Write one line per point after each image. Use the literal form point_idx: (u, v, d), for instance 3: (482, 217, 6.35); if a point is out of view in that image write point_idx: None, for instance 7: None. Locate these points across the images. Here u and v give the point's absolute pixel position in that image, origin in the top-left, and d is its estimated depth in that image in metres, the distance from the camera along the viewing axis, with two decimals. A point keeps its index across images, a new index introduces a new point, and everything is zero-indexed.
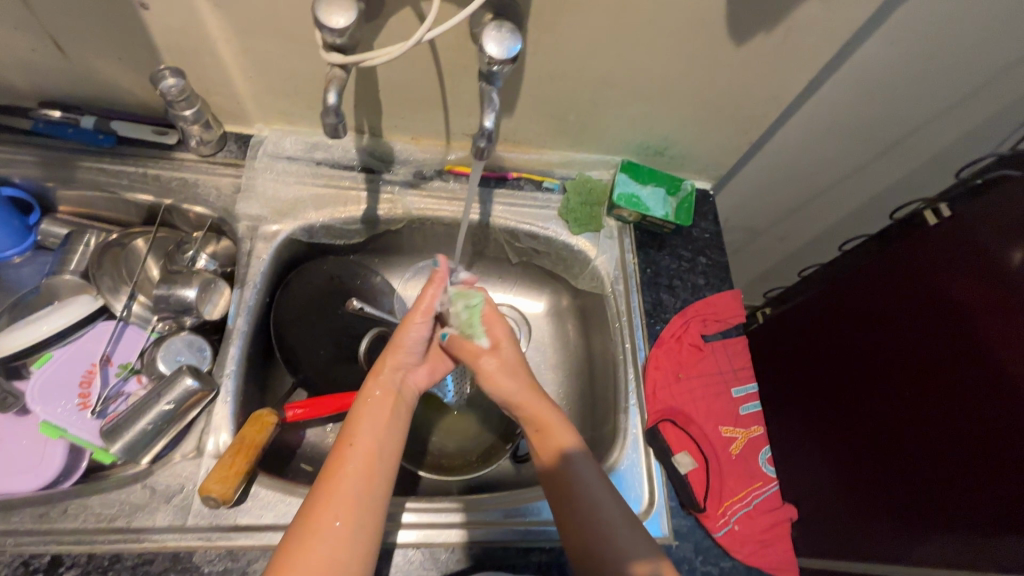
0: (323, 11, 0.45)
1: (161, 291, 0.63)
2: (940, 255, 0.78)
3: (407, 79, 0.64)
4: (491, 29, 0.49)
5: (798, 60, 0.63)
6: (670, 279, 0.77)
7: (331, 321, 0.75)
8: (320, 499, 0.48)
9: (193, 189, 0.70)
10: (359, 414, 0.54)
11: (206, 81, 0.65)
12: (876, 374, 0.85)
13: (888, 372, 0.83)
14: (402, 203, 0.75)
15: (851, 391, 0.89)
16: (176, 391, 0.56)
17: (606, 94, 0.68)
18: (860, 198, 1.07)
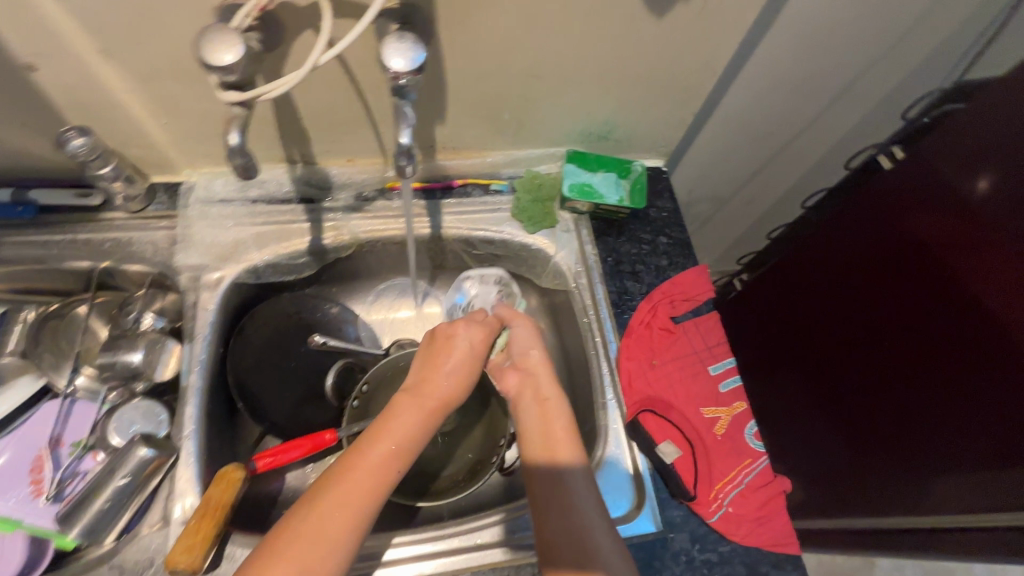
0: (208, 50, 0.42)
1: (106, 358, 0.60)
2: (904, 197, 0.75)
3: (328, 102, 0.62)
4: (392, 40, 0.46)
5: (724, 24, 0.61)
6: (633, 265, 0.75)
7: (293, 360, 0.73)
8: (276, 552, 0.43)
9: (127, 248, 0.67)
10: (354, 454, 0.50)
11: (119, 135, 0.62)
12: (863, 325, 0.83)
13: (879, 321, 0.81)
14: (347, 228, 0.73)
15: (841, 345, 0.88)
16: (130, 464, 0.53)
17: (535, 87, 0.66)
18: (820, 149, 1.05)
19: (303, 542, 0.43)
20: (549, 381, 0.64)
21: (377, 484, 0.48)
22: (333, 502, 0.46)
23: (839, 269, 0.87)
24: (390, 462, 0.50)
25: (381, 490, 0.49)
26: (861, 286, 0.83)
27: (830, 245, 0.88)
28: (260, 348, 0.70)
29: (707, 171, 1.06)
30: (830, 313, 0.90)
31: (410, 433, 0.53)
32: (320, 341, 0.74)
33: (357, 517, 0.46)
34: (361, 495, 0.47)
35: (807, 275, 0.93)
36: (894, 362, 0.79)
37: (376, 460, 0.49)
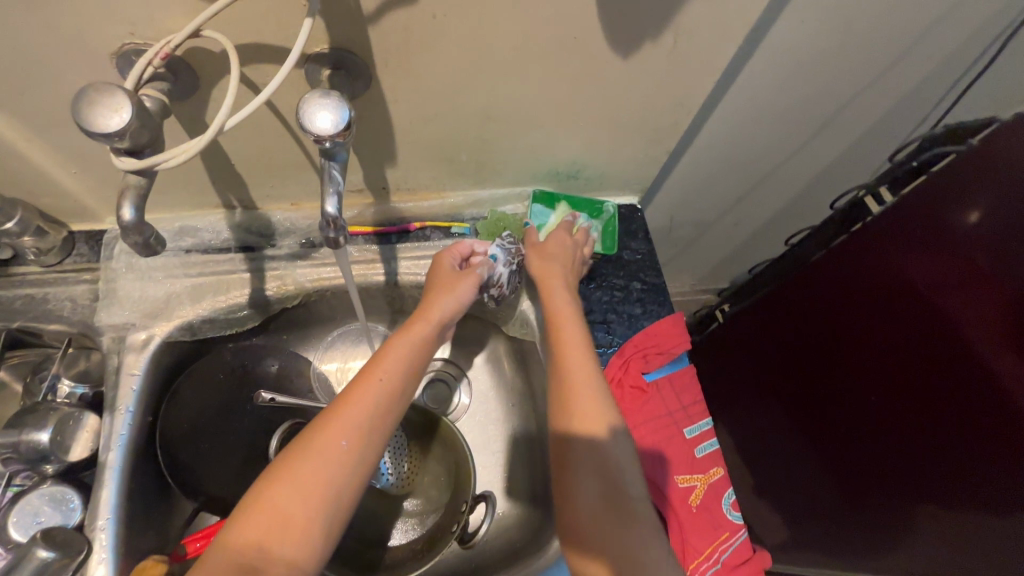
0: (87, 113, 0.36)
1: (8, 437, 0.53)
2: (899, 241, 0.70)
3: (262, 148, 0.56)
4: (314, 96, 0.41)
5: (696, 63, 0.56)
6: (604, 314, 0.70)
7: (234, 422, 0.66)
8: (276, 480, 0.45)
9: (42, 306, 0.60)
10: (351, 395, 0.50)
11: (25, 185, 0.55)
12: (850, 368, 0.79)
13: (864, 361, 0.77)
14: (292, 277, 0.66)
15: (827, 387, 0.83)
16: (26, 569, 0.47)
17: (493, 128, 0.60)
18: (804, 176, 1.01)
19: (263, 520, 0.44)
20: (563, 298, 0.62)
21: (348, 455, 0.47)
22: (293, 478, 0.45)
23: (825, 308, 0.82)
24: (361, 432, 0.49)
25: (356, 459, 0.48)
26: (846, 326, 0.79)
27: (810, 281, 0.84)
28: (195, 412, 0.64)
29: (687, 198, 1.01)
30: (815, 352, 0.85)
31: (383, 392, 0.51)
32: (265, 399, 0.67)
33: (327, 493, 0.46)
34: (329, 467, 0.46)
35: (794, 312, 0.88)
36: (884, 407, 0.75)
37: (341, 430, 0.48)
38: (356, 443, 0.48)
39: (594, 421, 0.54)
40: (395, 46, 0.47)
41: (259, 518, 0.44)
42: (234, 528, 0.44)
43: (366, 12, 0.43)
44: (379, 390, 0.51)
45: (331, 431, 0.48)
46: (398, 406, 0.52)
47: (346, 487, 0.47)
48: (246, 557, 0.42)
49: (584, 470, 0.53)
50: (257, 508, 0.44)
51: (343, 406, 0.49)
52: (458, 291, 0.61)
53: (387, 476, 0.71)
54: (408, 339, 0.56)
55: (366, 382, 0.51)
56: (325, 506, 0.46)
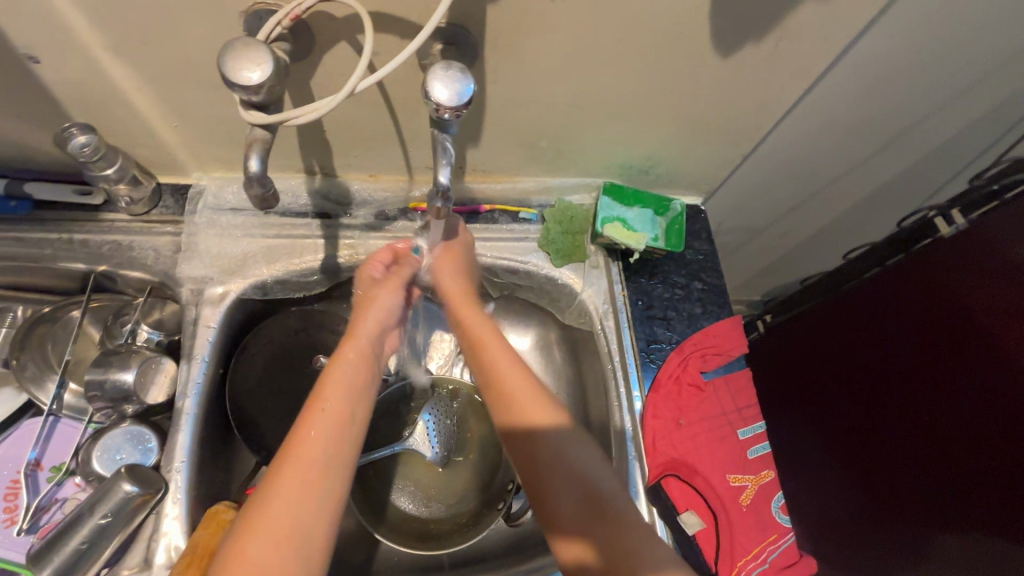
0: (231, 66, 0.38)
1: (94, 376, 0.55)
2: (948, 265, 0.69)
3: (355, 118, 0.57)
4: (438, 68, 0.42)
5: (792, 66, 0.56)
6: (664, 311, 0.70)
7: (297, 383, 0.68)
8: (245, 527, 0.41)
9: (128, 253, 0.62)
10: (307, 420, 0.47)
11: (126, 134, 0.57)
12: (881, 389, 0.77)
13: (897, 382, 0.75)
14: (364, 248, 0.68)
15: (854, 405, 0.82)
16: (112, 501, 0.49)
17: (579, 117, 0.61)
18: (860, 191, 0.98)
19: (244, 573, 0.39)
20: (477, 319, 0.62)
21: (315, 480, 0.44)
22: (266, 526, 0.41)
23: (865, 327, 0.80)
24: (324, 461, 0.45)
25: (326, 488, 0.44)
26: (885, 346, 0.77)
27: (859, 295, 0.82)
28: (262, 369, 0.66)
29: (737, 206, 0.99)
30: (846, 369, 0.83)
31: (334, 418, 0.47)
32: (323, 362, 0.69)
33: (303, 530, 0.42)
34: (295, 502, 0.42)
35: (829, 329, 0.86)
36: (908, 431, 0.73)
37: (303, 460, 0.44)
38: (319, 473, 0.44)
39: (534, 410, 0.55)
40: (507, 25, 0.47)
41: (235, 572, 0.38)
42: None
43: None
44: (327, 412, 0.47)
45: (291, 464, 0.44)
46: (354, 429, 0.48)
47: (327, 505, 0.44)
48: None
49: (565, 469, 0.53)
50: (230, 561, 0.39)
51: (298, 442, 0.45)
52: (382, 303, 0.60)
53: (437, 450, 0.71)
54: (347, 364, 0.52)
55: (314, 404, 0.48)
56: (303, 542, 0.41)
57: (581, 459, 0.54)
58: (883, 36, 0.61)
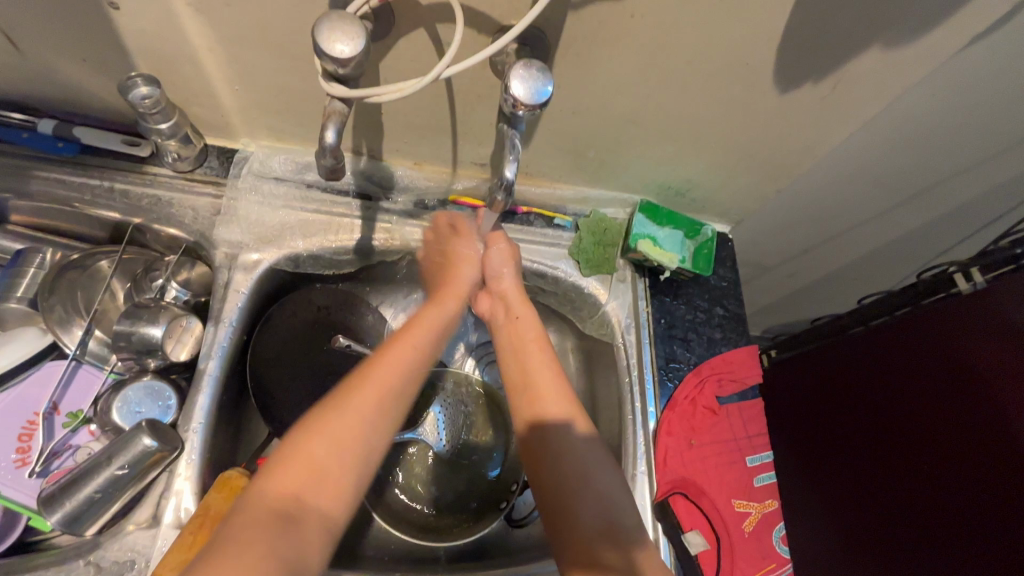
0: (325, 38, 0.38)
1: (124, 327, 0.55)
2: (962, 322, 0.63)
3: (414, 106, 0.57)
4: (519, 66, 0.43)
5: (843, 110, 0.59)
6: (684, 331, 0.71)
7: (316, 360, 0.68)
8: (297, 441, 0.43)
9: (167, 209, 0.62)
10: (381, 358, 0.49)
11: (185, 91, 0.57)
12: (870, 437, 0.72)
13: (898, 436, 0.68)
14: (400, 234, 0.68)
15: (840, 452, 0.76)
16: (131, 453, 0.49)
17: (630, 133, 0.62)
18: (873, 242, 0.93)
19: (302, 466, 0.41)
20: (521, 302, 0.63)
21: (382, 403, 0.46)
22: (328, 431, 0.43)
23: (869, 376, 0.73)
24: (388, 386, 0.47)
25: (386, 410, 0.46)
26: (887, 397, 0.70)
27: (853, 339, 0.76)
28: (284, 341, 0.65)
29: (751, 240, 0.92)
30: (847, 419, 0.76)
31: (409, 358, 0.50)
32: (343, 343, 0.69)
33: (360, 445, 0.44)
34: (356, 419, 0.44)
35: (831, 375, 0.79)
36: (907, 489, 0.66)
37: (375, 381, 0.47)
38: (382, 396, 0.46)
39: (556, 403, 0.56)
40: (584, 35, 0.49)
41: (295, 465, 0.41)
42: (265, 476, 0.41)
43: None
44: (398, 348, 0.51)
45: (363, 383, 0.47)
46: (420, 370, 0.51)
47: (377, 446, 0.45)
48: (287, 503, 0.40)
49: (575, 468, 0.53)
50: (291, 455, 0.42)
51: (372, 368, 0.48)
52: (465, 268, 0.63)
53: (442, 441, 0.72)
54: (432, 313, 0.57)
55: (399, 348, 0.51)
56: (362, 462, 0.44)
57: (605, 478, 0.53)
58: (929, 94, 0.62)
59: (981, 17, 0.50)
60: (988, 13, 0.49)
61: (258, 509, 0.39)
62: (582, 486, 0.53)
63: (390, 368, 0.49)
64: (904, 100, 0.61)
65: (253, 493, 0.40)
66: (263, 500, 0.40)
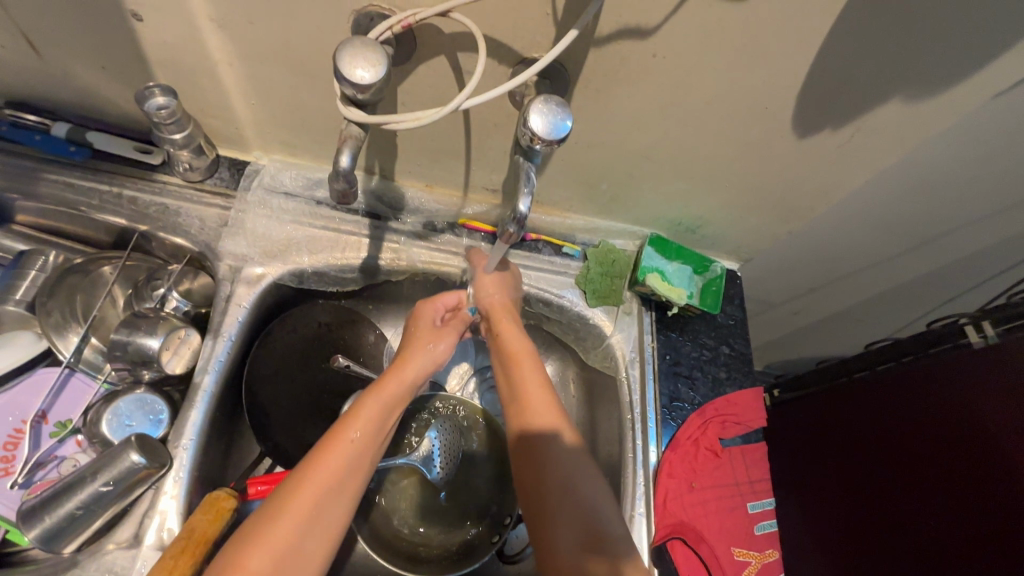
0: (346, 62, 0.38)
1: (121, 336, 0.54)
2: (963, 372, 0.61)
3: (429, 130, 0.57)
4: (538, 100, 0.42)
5: (861, 158, 0.59)
6: (689, 369, 0.70)
7: (313, 379, 0.67)
8: (241, 546, 0.41)
9: (174, 218, 0.62)
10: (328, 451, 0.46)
11: (202, 103, 0.57)
12: (870, 482, 0.70)
13: (904, 483, 0.65)
14: (407, 255, 0.68)
15: (847, 499, 0.72)
16: (118, 469, 0.47)
17: (644, 168, 0.62)
18: (879, 286, 0.91)
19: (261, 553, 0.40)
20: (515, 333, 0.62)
21: (333, 500, 0.45)
22: (279, 536, 0.42)
23: (873, 421, 0.71)
24: (347, 486, 0.46)
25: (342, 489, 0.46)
26: (895, 441, 0.67)
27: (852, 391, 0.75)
28: (281, 357, 0.64)
29: (756, 278, 0.90)
30: (851, 466, 0.73)
31: (351, 462, 0.47)
32: (342, 363, 0.68)
33: (305, 545, 0.42)
34: (304, 515, 0.43)
35: (836, 418, 0.76)
36: (913, 530, 0.63)
37: (317, 483, 0.44)
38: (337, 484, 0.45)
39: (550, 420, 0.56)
40: (605, 70, 0.49)
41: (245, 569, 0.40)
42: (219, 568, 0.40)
43: (599, 34, 0.45)
44: (353, 441, 0.47)
45: (306, 484, 0.44)
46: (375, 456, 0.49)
47: (323, 545, 0.43)
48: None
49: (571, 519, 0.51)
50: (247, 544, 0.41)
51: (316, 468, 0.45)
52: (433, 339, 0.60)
53: (438, 471, 0.69)
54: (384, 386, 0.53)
55: (340, 438, 0.47)
56: (298, 560, 0.42)
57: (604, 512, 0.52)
58: (949, 149, 0.61)
59: (1004, 76, 0.50)
60: (1011, 72, 0.49)
61: None
62: (559, 511, 0.52)
63: (335, 465, 0.46)
64: (922, 152, 0.61)
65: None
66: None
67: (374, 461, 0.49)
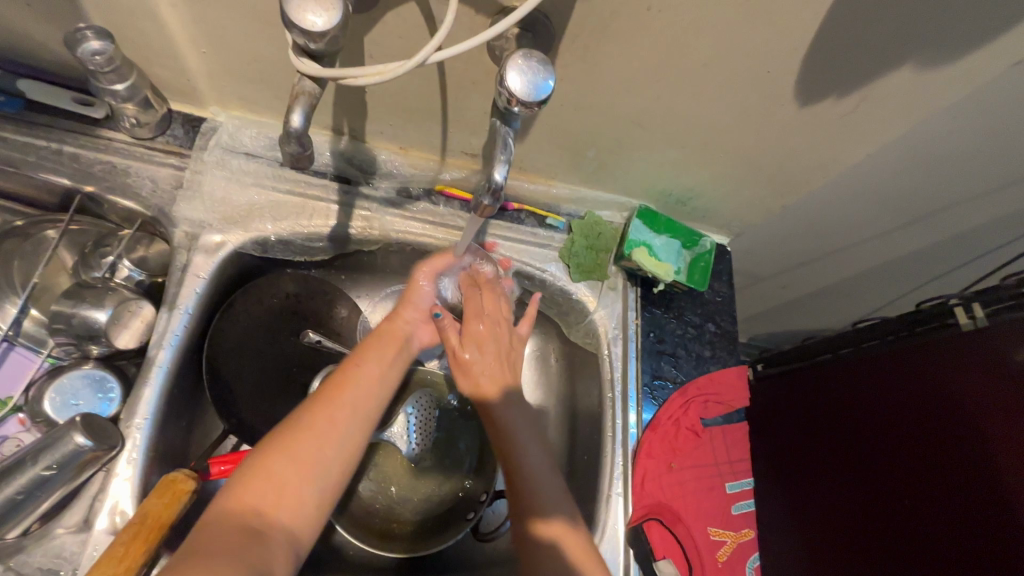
0: (294, 5, 0.34)
1: (64, 308, 0.50)
2: (950, 358, 0.59)
3: (401, 86, 0.52)
4: (518, 56, 0.38)
5: (864, 129, 0.55)
6: (673, 348, 0.68)
7: (280, 353, 0.64)
8: (257, 460, 0.42)
9: (122, 178, 0.56)
10: (342, 380, 0.50)
11: (146, 49, 0.51)
12: (847, 455, 0.69)
13: (884, 473, 0.64)
14: (379, 223, 0.63)
15: (824, 476, 0.72)
16: (61, 451, 0.44)
17: (635, 134, 0.57)
18: (869, 262, 0.89)
19: (266, 484, 0.41)
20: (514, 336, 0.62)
21: (346, 424, 0.47)
22: (293, 451, 0.43)
23: (853, 404, 0.70)
24: (355, 410, 0.48)
25: (345, 438, 0.46)
26: (872, 417, 0.67)
27: (829, 367, 0.74)
28: (246, 331, 0.61)
29: (746, 252, 0.87)
30: (826, 440, 0.72)
31: (362, 390, 0.50)
32: (313, 339, 0.65)
33: (321, 458, 0.44)
34: (320, 430, 0.45)
35: (815, 399, 0.74)
36: (892, 505, 0.63)
37: (333, 404, 0.47)
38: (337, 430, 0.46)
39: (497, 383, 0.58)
40: (594, 24, 0.44)
41: (256, 480, 0.41)
42: (224, 493, 0.41)
43: None
44: (363, 372, 0.51)
45: (323, 404, 0.47)
46: (384, 394, 0.52)
47: (337, 466, 0.45)
48: (248, 521, 0.39)
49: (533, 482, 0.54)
50: (253, 475, 0.42)
51: (334, 389, 0.49)
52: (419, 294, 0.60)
53: (413, 447, 0.67)
54: (389, 348, 0.55)
55: (351, 370, 0.51)
56: (319, 468, 0.44)
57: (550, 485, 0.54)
58: (958, 123, 0.57)
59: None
60: None
61: (220, 521, 0.38)
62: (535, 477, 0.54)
63: (349, 393, 0.49)
64: (928, 125, 0.57)
65: (213, 509, 0.39)
66: (220, 519, 0.38)
67: (385, 397, 0.52)
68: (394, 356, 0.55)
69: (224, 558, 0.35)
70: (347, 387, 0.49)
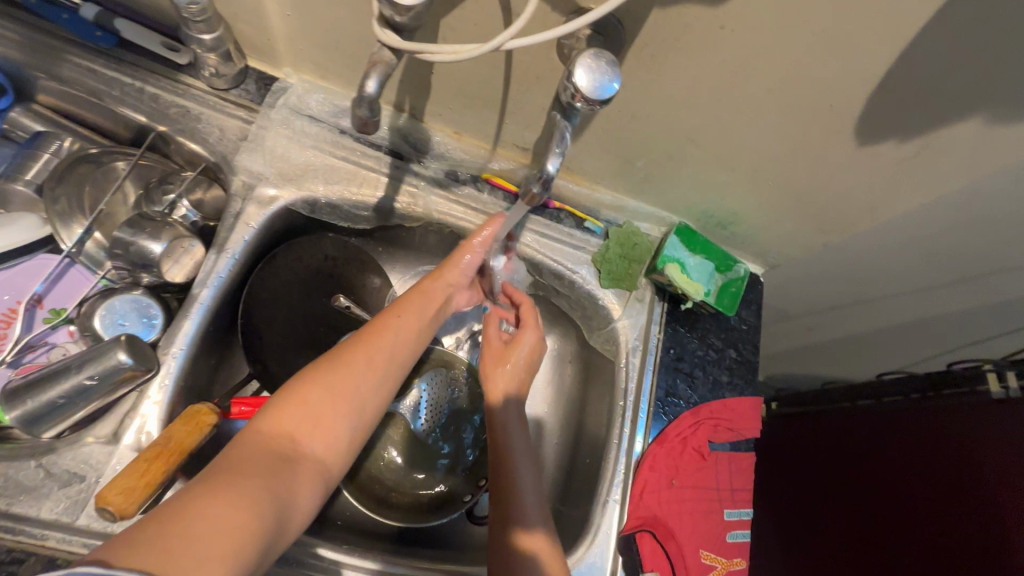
0: None
1: (124, 235, 0.53)
2: (974, 424, 0.58)
3: (467, 72, 0.54)
4: (588, 54, 0.39)
5: (920, 177, 0.54)
6: (691, 367, 0.68)
7: (311, 312, 0.66)
8: (296, 388, 0.45)
9: (193, 123, 0.60)
10: (380, 327, 0.52)
11: (236, 5, 0.54)
12: (852, 503, 0.68)
13: (888, 525, 0.63)
14: (424, 202, 0.65)
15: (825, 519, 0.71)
16: (103, 366, 0.47)
17: (687, 151, 0.58)
18: (904, 316, 0.87)
19: (302, 413, 0.43)
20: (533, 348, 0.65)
21: (380, 371, 0.49)
22: (330, 387, 0.45)
23: (864, 456, 0.68)
24: (389, 358, 0.50)
25: (379, 383, 0.48)
26: (883, 469, 0.66)
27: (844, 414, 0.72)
28: (283, 284, 0.63)
29: (778, 287, 0.87)
30: (833, 485, 0.71)
31: (397, 340, 0.52)
32: (343, 303, 0.67)
33: (354, 397, 0.46)
34: (356, 370, 0.47)
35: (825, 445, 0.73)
36: (892, 557, 0.62)
37: (369, 349, 0.49)
38: (372, 381, 0.48)
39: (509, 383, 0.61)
40: (665, 36, 0.45)
41: (293, 407, 0.43)
42: (264, 415, 0.43)
43: None
44: (401, 323, 0.53)
45: (360, 349, 0.49)
46: (416, 348, 0.54)
47: (368, 408, 0.47)
48: (283, 446, 0.41)
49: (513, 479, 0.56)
50: (290, 402, 0.44)
51: (371, 335, 0.51)
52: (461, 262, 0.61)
53: (421, 421, 0.70)
54: (428, 304, 0.57)
55: (389, 319, 0.53)
56: (353, 406, 0.46)
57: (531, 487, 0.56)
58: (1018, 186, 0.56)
59: None
60: None
61: (257, 442, 0.41)
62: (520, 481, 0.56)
63: (384, 341, 0.51)
64: (988, 183, 0.56)
65: (252, 429, 0.42)
66: (257, 441, 0.41)
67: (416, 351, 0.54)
68: (432, 313, 0.57)
69: (255, 478, 0.37)
70: (384, 334, 0.51)
